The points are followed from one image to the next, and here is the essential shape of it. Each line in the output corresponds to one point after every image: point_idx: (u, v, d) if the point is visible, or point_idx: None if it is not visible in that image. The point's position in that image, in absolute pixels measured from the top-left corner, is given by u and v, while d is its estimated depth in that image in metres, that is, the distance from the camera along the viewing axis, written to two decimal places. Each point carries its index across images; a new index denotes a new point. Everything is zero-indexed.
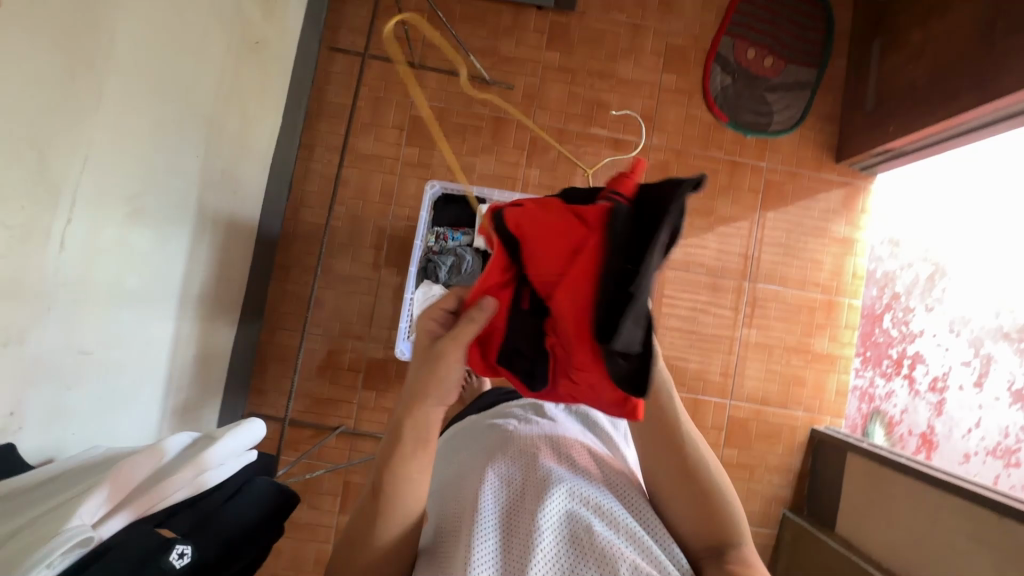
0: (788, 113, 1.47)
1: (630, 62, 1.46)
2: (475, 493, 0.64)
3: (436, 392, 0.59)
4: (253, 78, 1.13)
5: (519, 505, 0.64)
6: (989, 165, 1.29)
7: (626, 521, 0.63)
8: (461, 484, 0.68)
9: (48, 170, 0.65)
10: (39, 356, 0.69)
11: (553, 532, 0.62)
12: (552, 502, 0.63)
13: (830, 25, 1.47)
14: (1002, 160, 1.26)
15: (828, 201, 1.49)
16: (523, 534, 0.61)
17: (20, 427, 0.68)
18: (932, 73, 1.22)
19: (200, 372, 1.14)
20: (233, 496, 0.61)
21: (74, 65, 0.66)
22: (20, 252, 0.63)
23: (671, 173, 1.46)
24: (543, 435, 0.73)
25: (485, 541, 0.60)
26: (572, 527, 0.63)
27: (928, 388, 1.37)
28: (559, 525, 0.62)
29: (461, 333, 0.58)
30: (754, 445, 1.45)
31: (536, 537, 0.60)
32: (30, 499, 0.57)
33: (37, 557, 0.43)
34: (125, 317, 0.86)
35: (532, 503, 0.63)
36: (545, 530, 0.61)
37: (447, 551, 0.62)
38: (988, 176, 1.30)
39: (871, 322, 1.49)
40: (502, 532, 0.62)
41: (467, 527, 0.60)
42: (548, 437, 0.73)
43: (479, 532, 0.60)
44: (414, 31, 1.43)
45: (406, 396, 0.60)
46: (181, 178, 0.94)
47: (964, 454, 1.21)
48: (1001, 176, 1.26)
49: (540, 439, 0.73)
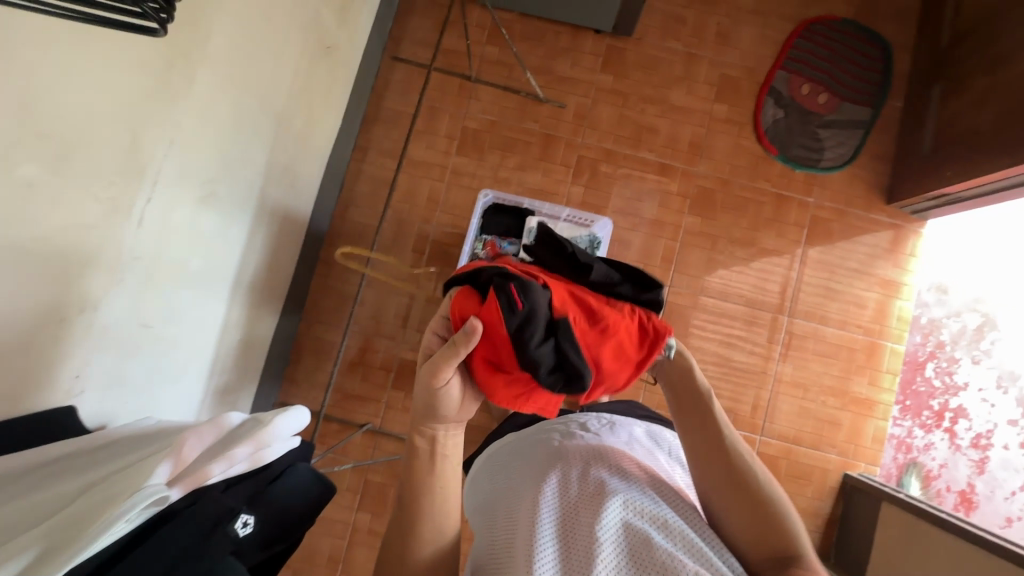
0: (840, 150, 1.46)
1: (682, 89, 1.48)
2: (532, 501, 0.64)
3: (441, 407, 0.63)
4: (321, 80, 1.18)
5: (575, 512, 0.64)
6: None
7: (683, 531, 0.63)
8: (515, 494, 0.69)
9: (139, 150, 0.70)
10: (107, 324, 0.73)
11: (613, 542, 0.61)
12: (608, 509, 0.63)
13: (889, 66, 1.47)
14: None
15: (876, 241, 1.47)
16: (582, 539, 0.61)
17: (82, 391, 0.71)
18: (994, 120, 1.20)
19: (242, 357, 1.18)
20: (277, 479, 0.63)
21: (174, 56, 0.71)
22: (105, 224, 0.68)
23: (715, 201, 1.46)
24: (593, 449, 0.74)
25: (546, 544, 0.60)
26: (630, 535, 0.62)
27: (970, 444, 1.32)
28: (618, 536, 0.62)
29: (450, 352, 0.60)
30: (782, 485, 1.41)
31: (598, 542, 0.60)
32: (90, 459, 0.57)
33: (120, 508, 0.44)
34: (185, 295, 0.90)
35: (589, 510, 0.64)
36: (604, 539, 0.61)
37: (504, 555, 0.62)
38: None
39: (914, 370, 1.44)
40: (561, 537, 0.62)
41: (526, 533, 0.61)
42: (597, 450, 0.74)
43: (538, 536, 0.60)
44: (474, 46, 1.47)
45: (418, 410, 0.64)
46: (249, 168, 0.99)
47: (1006, 517, 1.14)
48: None
49: (592, 454, 0.73)
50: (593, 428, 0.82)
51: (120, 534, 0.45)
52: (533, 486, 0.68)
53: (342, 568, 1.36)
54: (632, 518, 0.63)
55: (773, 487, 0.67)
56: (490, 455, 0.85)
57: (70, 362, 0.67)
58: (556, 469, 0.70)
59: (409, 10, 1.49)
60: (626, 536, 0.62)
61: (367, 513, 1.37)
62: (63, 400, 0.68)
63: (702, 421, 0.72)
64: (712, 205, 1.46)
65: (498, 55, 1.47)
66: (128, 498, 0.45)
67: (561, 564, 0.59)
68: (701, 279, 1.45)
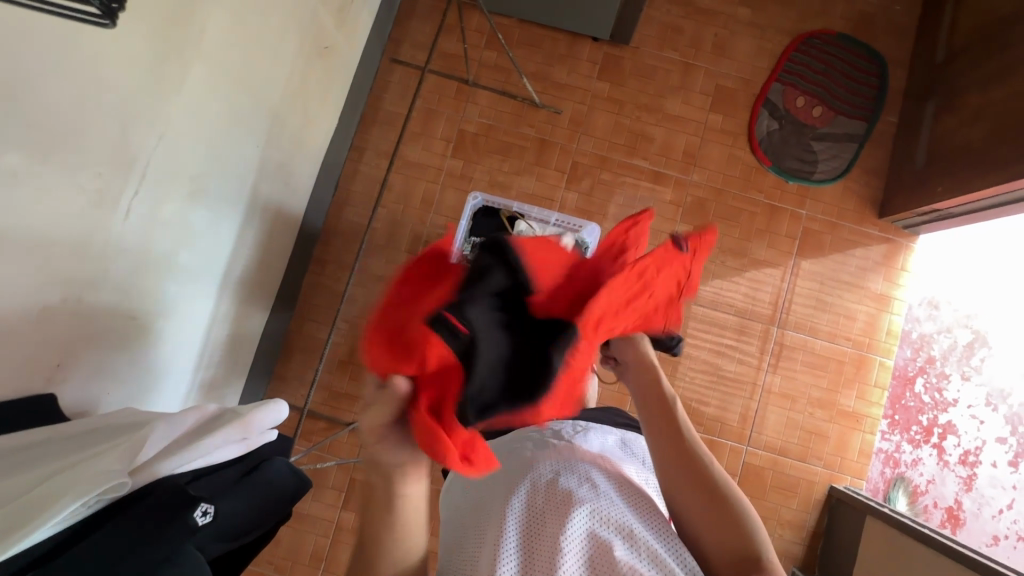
0: (833, 163, 1.47)
1: (678, 98, 1.49)
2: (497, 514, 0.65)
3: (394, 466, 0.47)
4: (318, 79, 1.19)
5: (541, 524, 0.64)
6: None
7: (649, 542, 0.64)
8: (484, 506, 0.69)
9: (128, 143, 0.71)
10: (91, 314, 0.73)
11: (577, 553, 0.62)
12: (573, 520, 0.64)
13: (885, 82, 1.48)
14: None
15: (868, 255, 1.47)
16: (546, 550, 0.62)
17: (65, 380, 0.72)
18: (986, 137, 1.20)
19: (231, 352, 1.18)
20: (250, 472, 0.64)
21: (166, 52, 0.72)
22: (91, 215, 0.68)
23: (708, 210, 1.47)
24: (563, 458, 0.74)
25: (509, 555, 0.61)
26: (595, 546, 0.63)
27: (958, 460, 1.34)
28: (582, 546, 0.63)
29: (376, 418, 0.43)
30: (768, 496, 1.40)
31: (561, 553, 0.61)
32: (72, 442, 0.58)
33: (77, 492, 0.46)
34: (172, 289, 0.90)
35: (555, 520, 0.64)
36: (568, 551, 0.61)
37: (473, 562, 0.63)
38: None
39: (904, 385, 1.43)
40: (525, 548, 0.63)
41: (492, 541, 0.62)
42: (566, 460, 0.74)
43: (502, 545, 0.62)
44: (472, 50, 1.49)
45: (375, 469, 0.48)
46: (241, 165, 1.00)
47: (992, 536, 1.16)
48: None
49: (559, 463, 0.73)
50: (566, 433, 0.81)
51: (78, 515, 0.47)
52: (501, 498, 0.68)
53: (324, 567, 1.36)
54: (598, 528, 0.64)
55: (736, 491, 0.68)
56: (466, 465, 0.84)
57: (52, 350, 0.68)
58: (524, 480, 0.71)
59: (410, 14, 1.50)
60: (590, 546, 0.63)
61: (351, 512, 1.37)
62: (44, 387, 0.68)
63: (667, 422, 0.72)
64: (704, 214, 1.47)
65: (497, 60, 1.49)
66: (86, 482, 0.47)
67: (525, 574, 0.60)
68: (692, 287, 1.45)
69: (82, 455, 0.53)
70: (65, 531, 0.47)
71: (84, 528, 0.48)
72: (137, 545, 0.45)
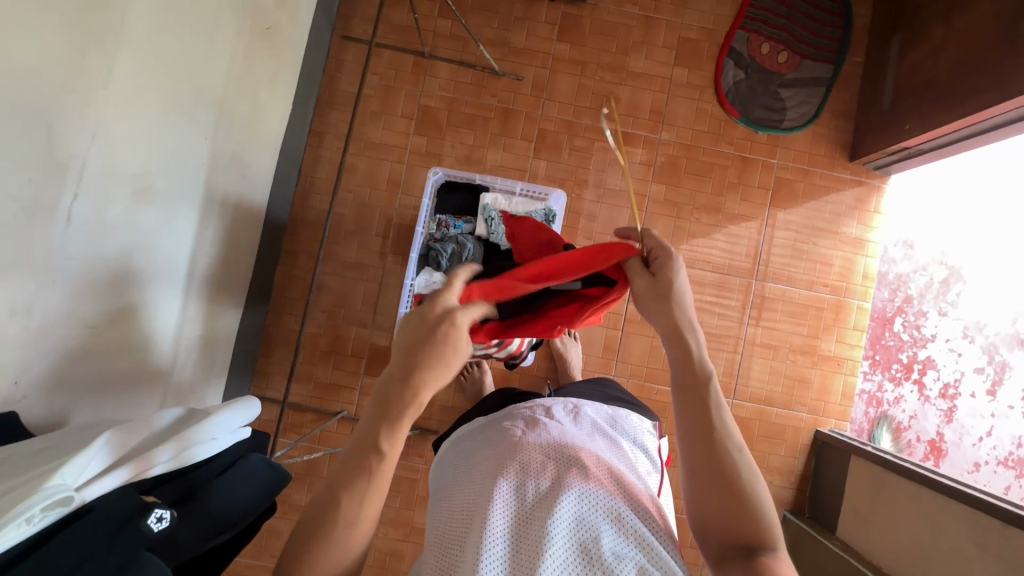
0: (802, 110, 1.45)
1: (641, 55, 1.45)
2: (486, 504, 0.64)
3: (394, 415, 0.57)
4: (264, 63, 1.14)
5: (529, 513, 0.64)
6: (996, 174, 1.30)
7: (636, 525, 0.65)
8: (470, 494, 0.69)
9: (57, 146, 0.67)
10: (42, 326, 0.71)
11: (567, 541, 0.62)
12: (560, 506, 0.64)
13: (849, 21, 1.44)
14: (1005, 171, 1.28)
15: (841, 200, 1.47)
16: (534, 536, 0.62)
17: (24, 397, 0.70)
18: (953, 70, 1.18)
19: (204, 353, 1.16)
20: (224, 470, 0.64)
21: (86, 44, 0.68)
22: (28, 225, 0.65)
23: (680, 168, 1.45)
24: (552, 438, 0.75)
25: (496, 545, 0.61)
26: (583, 530, 0.63)
27: (938, 394, 1.34)
28: (571, 532, 0.63)
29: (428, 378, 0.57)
30: (756, 446, 1.43)
31: (547, 539, 0.61)
32: (22, 461, 0.57)
33: (15, 510, 0.43)
34: (130, 294, 0.88)
35: (542, 508, 0.64)
36: (556, 538, 0.61)
37: (457, 551, 0.63)
38: (994, 185, 1.31)
39: (882, 325, 1.46)
40: (512, 534, 0.62)
41: (476, 534, 0.62)
42: (556, 442, 0.74)
43: (490, 533, 0.61)
44: (426, 20, 1.43)
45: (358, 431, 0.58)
46: (189, 158, 0.96)
47: (974, 463, 1.18)
48: (1002, 185, 1.29)
49: (546, 447, 0.73)
50: (557, 416, 0.81)
51: (16, 539, 0.43)
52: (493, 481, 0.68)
53: None
54: (581, 512, 0.64)
55: (760, 486, 0.66)
56: (456, 442, 0.85)
57: (5, 367, 0.66)
58: (513, 460, 0.71)
59: None
60: (580, 534, 0.63)
61: None
62: (1, 407, 0.66)
63: (693, 400, 0.68)
64: (676, 171, 1.45)
65: (451, 29, 1.43)
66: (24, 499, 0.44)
67: (509, 560, 0.60)
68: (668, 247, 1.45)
69: (30, 473, 0.51)
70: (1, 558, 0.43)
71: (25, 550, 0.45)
72: (84, 559, 0.44)
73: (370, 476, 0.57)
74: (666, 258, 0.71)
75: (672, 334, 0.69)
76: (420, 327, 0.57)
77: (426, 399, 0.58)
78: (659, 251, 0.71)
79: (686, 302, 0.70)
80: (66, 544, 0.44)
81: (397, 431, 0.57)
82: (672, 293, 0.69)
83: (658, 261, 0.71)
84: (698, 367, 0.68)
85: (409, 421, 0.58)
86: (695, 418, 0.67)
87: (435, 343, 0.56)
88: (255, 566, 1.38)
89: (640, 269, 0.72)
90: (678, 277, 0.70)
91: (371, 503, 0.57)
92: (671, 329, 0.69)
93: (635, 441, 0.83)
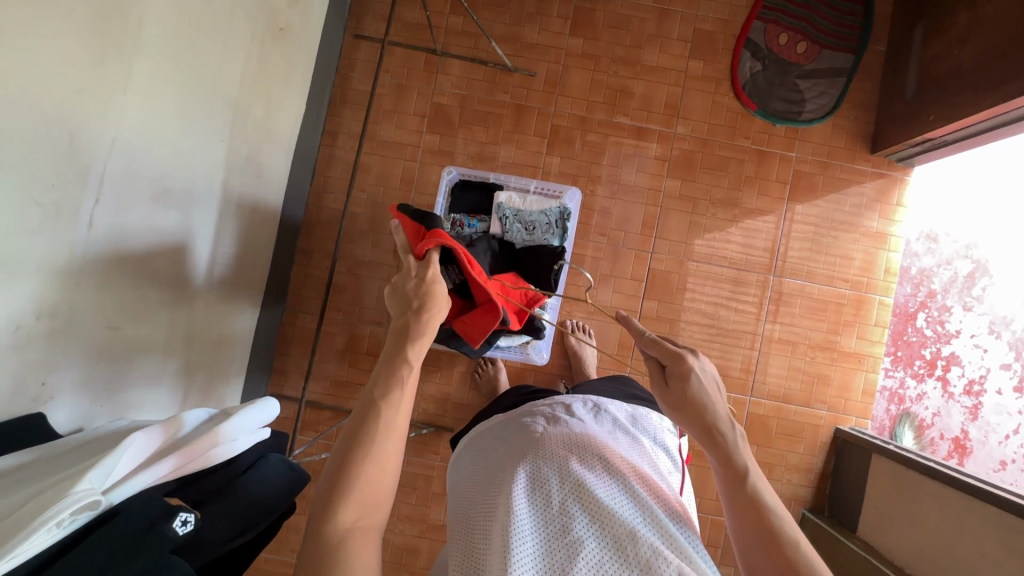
0: (821, 101, 1.42)
1: (655, 48, 1.43)
2: (511, 502, 0.63)
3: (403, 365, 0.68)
4: (277, 63, 1.14)
5: (556, 515, 0.64)
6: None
7: (661, 520, 0.64)
8: (492, 490, 0.68)
9: (78, 151, 0.68)
10: (67, 329, 0.72)
11: (596, 540, 0.61)
12: (586, 503, 0.64)
13: (871, 8, 1.40)
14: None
15: (862, 193, 1.43)
16: (564, 541, 0.61)
17: (52, 397, 0.71)
18: (980, 57, 1.14)
19: (224, 352, 1.18)
20: (246, 471, 0.66)
21: (105, 50, 0.69)
22: (53, 229, 0.66)
23: (695, 163, 1.43)
24: (575, 435, 0.74)
25: (525, 546, 0.60)
26: (610, 526, 0.62)
27: (963, 391, 1.31)
28: (599, 530, 0.62)
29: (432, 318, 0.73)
30: (774, 444, 1.42)
31: (579, 539, 0.61)
32: (48, 465, 0.59)
33: (44, 516, 0.43)
34: (151, 295, 0.89)
35: (569, 508, 0.64)
36: (587, 539, 0.61)
37: (483, 549, 0.63)
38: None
39: (905, 321, 1.42)
40: (542, 536, 0.62)
41: (503, 532, 0.61)
42: (577, 437, 0.73)
43: (518, 532, 0.61)
44: (437, 17, 1.42)
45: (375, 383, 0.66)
46: (206, 160, 0.96)
47: (1000, 461, 1.16)
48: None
49: (570, 442, 0.72)
50: (578, 412, 0.81)
51: (47, 542, 0.44)
52: (518, 480, 0.67)
53: None
54: (609, 506, 0.64)
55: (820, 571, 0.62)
56: (475, 440, 0.85)
57: (34, 369, 0.67)
58: (537, 457, 0.70)
59: None
60: (607, 532, 0.62)
61: None
62: (30, 408, 0.68)
63: (735, 469, 0.68)
64: (692, 166, 1.43)
65: (463, 25, 1.42)
66: (53, 504, 0.44)
67: (540, 560, 0.60)
68: (684, 243, 1.43)
69: (56, 477, 0.51)
70: (33, 560, 0.44)
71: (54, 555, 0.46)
72: (111, 562, 0.45)
73: (401, 386, 0.66)
74: (680, 365, 0.71)
75: (703, 434, 0.70)
76: (409, 280, 0.78)
77: (436, 325, 0.74)
78: (669, 359, 0.72)
79: (712, 405, 0.71)
80: (93, 548, 0.45)
81: (417, 350, 0.71)
82: (693, 398, 0.70)
83: (672, 371, 0.72)
84: (735, 452, 0.69)
85: (424, 346, 0.72)
86: (739, 483, 0.68)
87: (429, 284, 0.77)
88: (275, 560, 1.41)
89: (656, 373, 0.74)
90: (696, 382, 0.70)
91: (403, 414, 0.66)
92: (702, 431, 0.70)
93: (656, 440, 0.82)
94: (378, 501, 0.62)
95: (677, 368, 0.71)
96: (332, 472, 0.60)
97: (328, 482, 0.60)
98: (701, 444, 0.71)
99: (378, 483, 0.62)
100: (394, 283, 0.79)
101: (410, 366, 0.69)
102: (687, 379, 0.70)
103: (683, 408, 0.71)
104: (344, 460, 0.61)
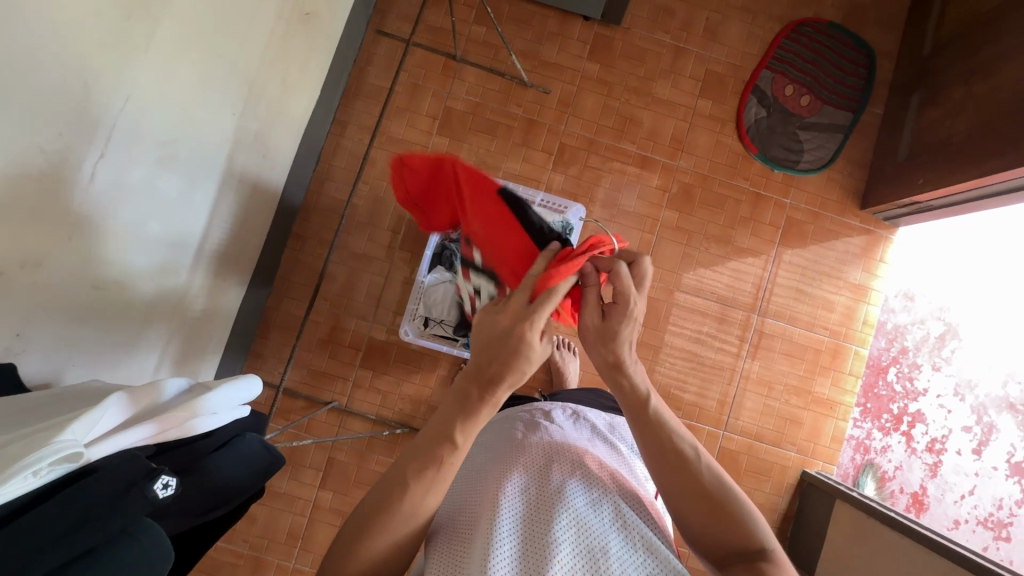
0: (819, 153, 1.48)
1: (668, 83, 1.47)
2: (492, 505, 0.63)
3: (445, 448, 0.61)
4: (299, 47, 1.15)
5: (535, 518, 0.63)
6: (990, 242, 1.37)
7: (638, 533, 0.65)
8: (475, 496, 0.67)
9: (91, 103, 0.67)
10: (50, 283, 0.70)
11: (573, 549, 0.61)
12: (564, 510, 0.63)
13: (873, 72, 1.48)
14: (1002, 238, 1.34)
15: (849, 245, 1.49)
16: (541, 545, 0.60)
17: (22, 350, 0.68)
18: (969, 131, 1.21)
19: (204, 327, 1.15)
20: (222, 447, 0.64)
21: (132, 7, 0.68)
22: (52, 177, 0.65)
23: (694, 197, 1.47)
24: (554, 441, 0.74)
25: (504, 547, 0.59)
26: (588, 539, 0.62)
27: (925, 447, 1.36)
28: (576, 541, 0.61)
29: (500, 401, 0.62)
30: (742, 479, 1.43)
31: (556, 543, 0.60)
32: (21, 414, 0.57)
33: (23, 461, 0.43)
34: (141, 258, 0.87)
35: (546, 512, 0.63)
36: (564, 545, 0.60)
37: (461, 550, 0.61)
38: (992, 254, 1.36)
39: (877, 373, 1.47)
40: (520, 540, 0.61)
41: (483, 536, 0.60)
42: (557, 444, 0.73)
43: (498, 535, 0.60)
44: (461, 24, 1.45)
45: (411, 452, 0.62)
46: (215, 131, 0.95)
47: (953, 520, 1.18)
48: (1000, 256, 1.34)
49: (550, 450, 0.72)
50: (558, 419, 0.81)
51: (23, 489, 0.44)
52: (497, 482, 0.66)
53: (301, 544, 1.36)
54: (588, 518, 0.64)
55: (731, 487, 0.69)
56: None
57: (10, 319, 0.65)
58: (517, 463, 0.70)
59: None
60: (585, 544, 0.61)
61: (329, 491, 1.37)
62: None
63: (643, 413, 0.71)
64: (690, 201, 1.47)
65: (485, 36, 1.45)
66: (34, 451, 0.44)
67: (518, 562, 0.59)
68: (675, 274, 1.46)
69: (32, 427, 0.50)
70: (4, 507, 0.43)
71: (26, 503, 0.45)
72: (85, 518, 0.44)
73: (437, 469, 0.61)
74: (621, 306, 0.68)
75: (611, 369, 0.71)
76: (497, 323, 0.62)
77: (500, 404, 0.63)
78: (617, 294, 0.68)
79: (628, 343, 0.71)
80: (68, 501, 0.44)
81: (468, 429, 0.62)
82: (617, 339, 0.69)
83: (614, 309, 0.68)
84: (639, 394, 0.72)
85: (479, 423, 0.63)
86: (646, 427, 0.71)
87: (506, 355, 0.61)
88: (225, 550, 1.36)
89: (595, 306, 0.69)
90: (628, 326, 0.69)
91: (435, 493, 0.61)
92: (609, 363, 0.71)
93: (632, 448, 0.83)
94: (372, 554, 0.60)
95: (623, 302, 0.68)
96: (355, 522, 0.61)
97: (347, 536, 0.61)
98: (606, 377, 0.73)
99: (394, 538, 0.60)
100: (480, 321, 0.64)
101: (457, 451, 0.61)
102: (627, 315, 0.68)
103: (602, 342, 0.70)
104: (363, 519, 0.60)
